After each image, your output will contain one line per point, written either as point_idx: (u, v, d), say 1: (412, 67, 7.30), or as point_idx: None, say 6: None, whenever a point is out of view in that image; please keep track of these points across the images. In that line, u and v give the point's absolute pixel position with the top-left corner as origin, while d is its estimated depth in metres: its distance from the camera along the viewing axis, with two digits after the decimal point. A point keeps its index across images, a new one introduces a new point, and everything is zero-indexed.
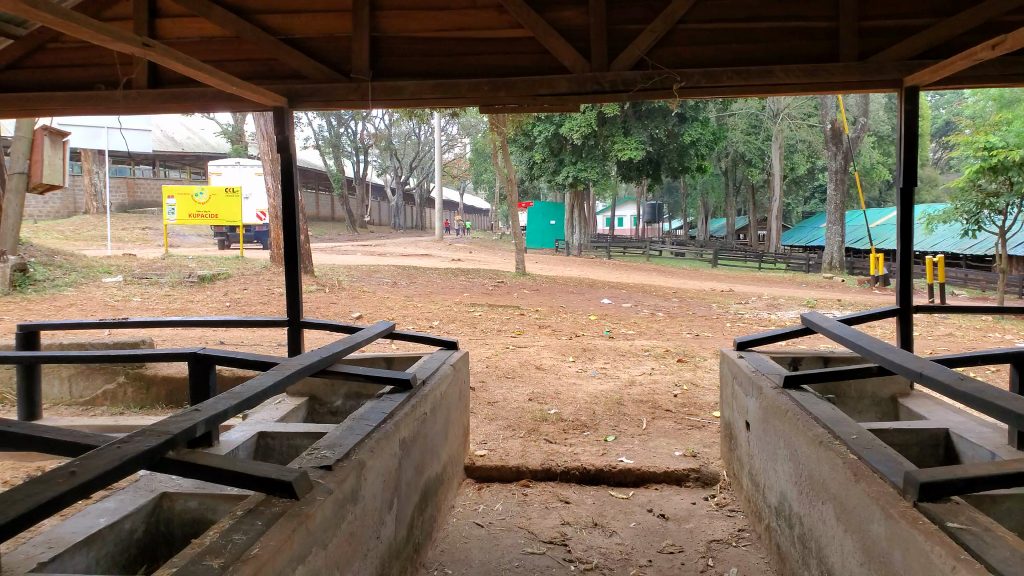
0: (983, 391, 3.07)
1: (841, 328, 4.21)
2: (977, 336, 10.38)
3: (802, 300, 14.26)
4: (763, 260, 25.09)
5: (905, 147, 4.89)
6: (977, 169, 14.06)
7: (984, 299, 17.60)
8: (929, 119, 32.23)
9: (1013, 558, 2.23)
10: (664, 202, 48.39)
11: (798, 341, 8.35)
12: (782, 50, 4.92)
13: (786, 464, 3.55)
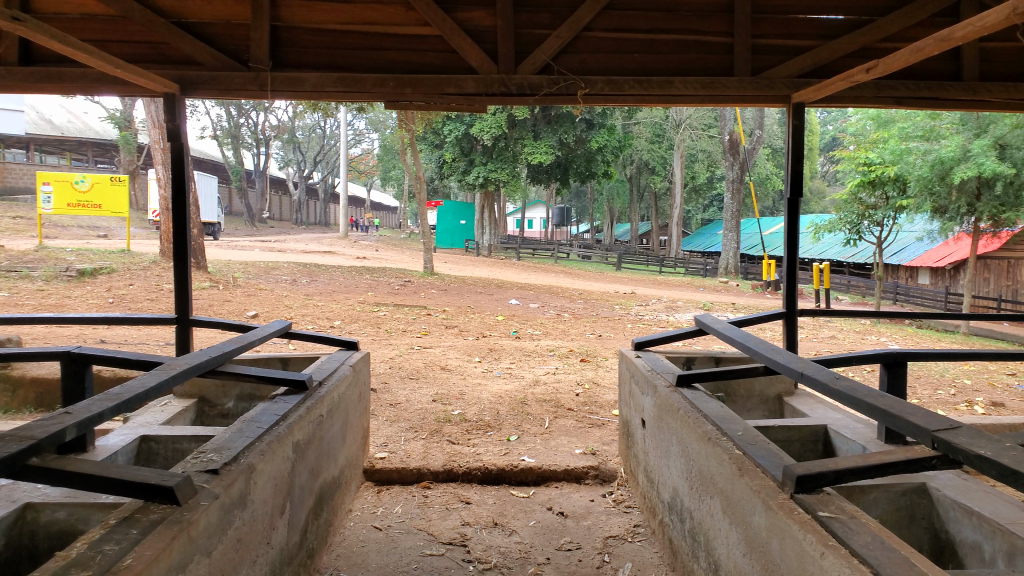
0: (855, 389, 3.28)
1: (731, 329, 4.38)
2: (856, 338, 11.11)
3: (699, 303, 14.84)
4: (664, 264, 25.99)
5: (791, 160, 5.16)
6: (858, 183, 15.06)
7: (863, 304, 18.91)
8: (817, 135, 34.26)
9: (876, 545, 2.42)
10: (573, 206, 49.33)
11: (694, 341, 8.71)
12: (681, 63, 5.09)
13: (678, 461, 3.67)
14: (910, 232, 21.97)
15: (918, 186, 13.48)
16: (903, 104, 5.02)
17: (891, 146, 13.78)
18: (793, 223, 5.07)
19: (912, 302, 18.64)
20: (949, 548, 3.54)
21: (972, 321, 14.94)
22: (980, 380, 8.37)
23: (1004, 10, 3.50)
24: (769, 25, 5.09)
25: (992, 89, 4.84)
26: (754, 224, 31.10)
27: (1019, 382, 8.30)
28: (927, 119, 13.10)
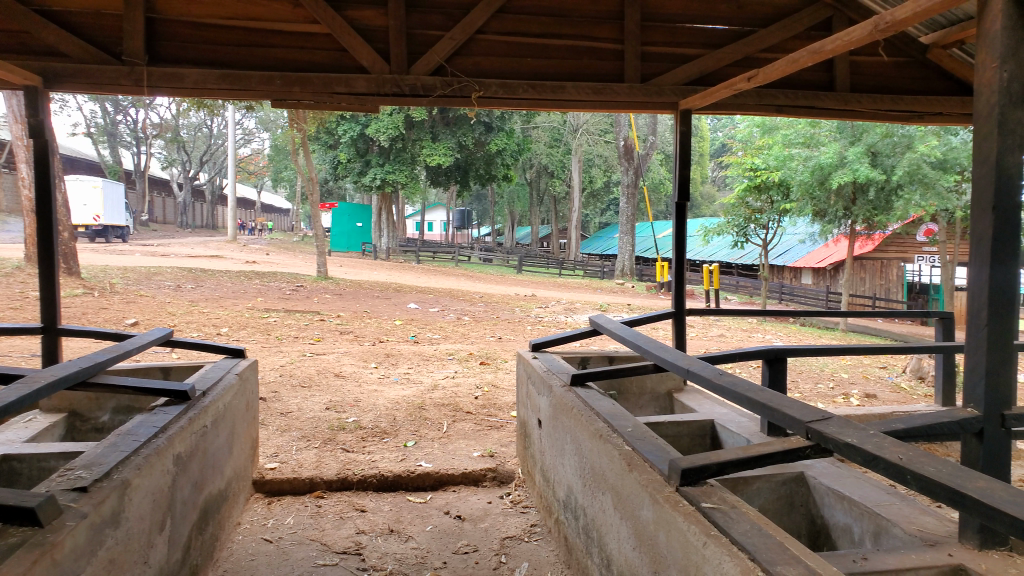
0: (737, 384, 3.43)
1: (624, 329, 4.48)
2: (743, 336, 11.66)
3: (597, 304, 15.18)
4: (564, 267, 26.46)
5: (679, 164, 5.35)
6: (745, 188, 15.90)
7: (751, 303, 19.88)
8: (709, 142, 35.76)
9: (752, 532, 2.54)
10: (474, 209, 49.46)
11: (590, 341, 8.90)
12: (573, 68, 5.18)
13: (572, 459, 3.73)
14: (794, 235, 23.23)
15: (800, 190, 14.29)
16: (782, 113, 5.28)
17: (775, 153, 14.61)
18: (681, 225, 5.25)
19: (796, 301, 19.74)
20: (824, 532, 3.75)
21: (848, 318, 15.97)
22: (855, 373, 8.94)
23: (868, 26, 3.77)
24: (658, 33, 5.25)
25: (861, 100, 5.17)
26: (649, 228, 32.11)
27: (888, 375, 8.93)
28: (807, 128, 14.08)
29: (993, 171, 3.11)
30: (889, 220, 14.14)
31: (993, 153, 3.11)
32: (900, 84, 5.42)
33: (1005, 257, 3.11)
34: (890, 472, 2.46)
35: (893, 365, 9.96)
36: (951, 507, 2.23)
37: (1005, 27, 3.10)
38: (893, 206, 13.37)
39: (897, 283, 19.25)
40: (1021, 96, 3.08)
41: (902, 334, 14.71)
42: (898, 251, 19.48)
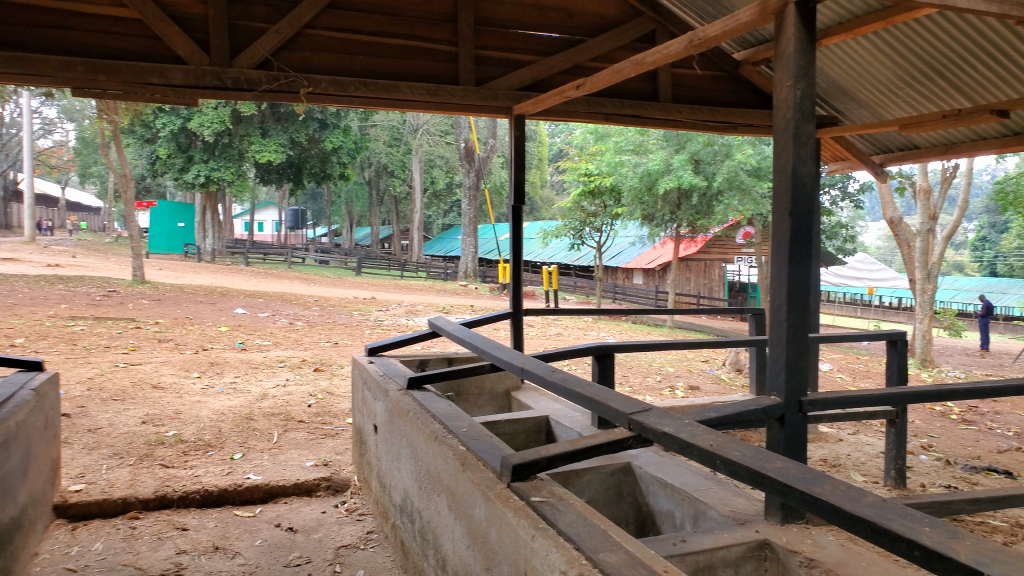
0: (567, 380, 3.55)
1: (462, 330, 4.50)
2: (578, 334, 12.13)
3: (437, 306, 15.20)
4: (405, 269, 26.31)
5: (515, 167, 5.45)
6: (581, 192, 16.53)
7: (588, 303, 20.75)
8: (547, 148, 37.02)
9: (578, 522, 2.64)
10: (309, 209, 47.94)
11: (428, 344, 8.90)
12: (408, 68, 5.14)
13: (407, 462, 3.69)
14: (626, 238, 24.49)
15: (631, 196, 15.09)
16: (610, 120, 5.53)
17: (605, 158, 15.38)
18: (516, 228, 5.35)
19: (627, 300, 20.94)
20: (649, 519, 3.96)
21: (675, 316, 17.10)
22: (680, 367, 9.55)
23: (683, 41, 4.04)
24: (491, 38, 5.34)
25: (682, 110, 5.51)
26: (490, 230, 32.60)
27: (710, 367, 9.62)
28: (636, 135, 14.86)
29: (790, 179, 3.42)
30: (710, 224, 15.27)
31: (789, 163, 3.42)
32: (716, 96, 5.81)
33: (801, 258, 3.43)
34: (702, 457, 2.63)
35: (713, 358, 10.75)
36: (753, 487, 2.43)
37: (798, 49, 3.42)
38: (714, 211, 14.43)
39: (719, 282, 20.81)
40: (811, 112, 3.42)
41: (722, 330, 15.92)
42: (718, 253, 21.06)
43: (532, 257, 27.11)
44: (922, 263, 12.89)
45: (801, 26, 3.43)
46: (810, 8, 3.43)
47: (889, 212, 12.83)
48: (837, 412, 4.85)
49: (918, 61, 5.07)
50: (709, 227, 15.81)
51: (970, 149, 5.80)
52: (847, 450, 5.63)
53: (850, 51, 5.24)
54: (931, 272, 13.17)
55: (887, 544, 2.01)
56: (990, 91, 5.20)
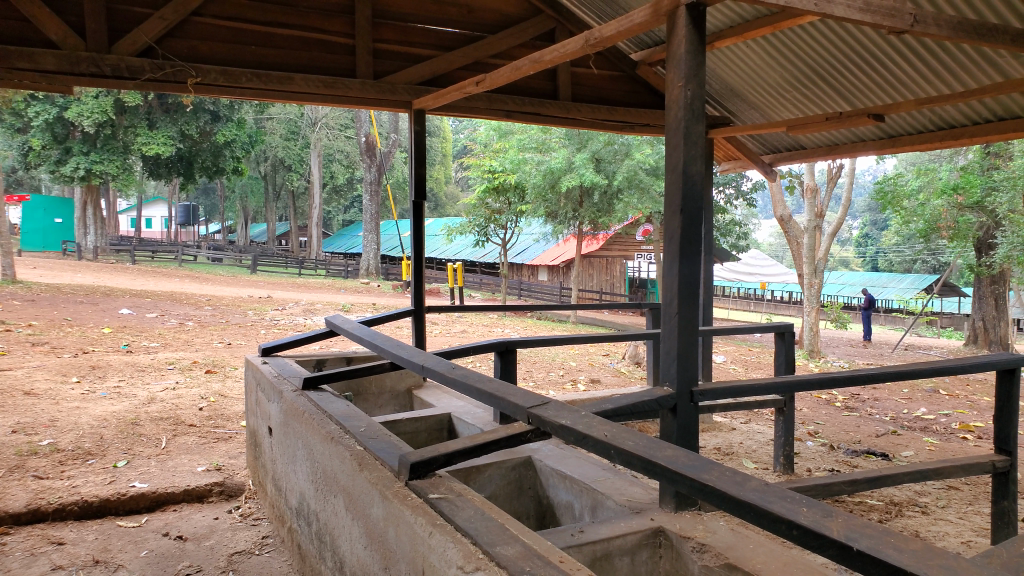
0: (467, 376, 3.54)
1: (360, 328, 4.41)
2: (483, 331, 12.17)
3: (337, 304, 14.91)
4: (303, 266, 25.72)
5: (415, 162, 5.40)
6: (485, 189, 16.58)
7: (494, 300, 20.86)
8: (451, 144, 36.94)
9: (476, 517, 2.65)
10: (202, 205, 45.97)
11: (326, 343, 8.76)
12: (303, 60, 5.01)
13: (303, 464, 3.60)
14: (530, 235, 24.74)
15: (534, 193, 15.28)
16: (511, 117, 5.56)
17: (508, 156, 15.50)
18: (418, 224, 5.31)
19: (533, 297, 21.21)
20: (549, 511, 4.02)
21: (577, 311, 17.41)
22: (582, 361, 9.73)
23: (580, 40, 4.11)
24: (389, 31, 5.26)
25: (582, 109, 5.59)
26: (394, 226, 32.22)
27: (611, 361, 9.86)
28: (539, 133, 15.07)
29: (681, 176, 3.54)
30: (611, 222, 15.63)
31: (681, 161, 3.54)
32: (615, 96, 5.94)
33: (690, 253, 3.56)
34: (597, 448, 2.69)
35: (613, 352, 11.02)
36: (646, 476, 2.49)
37: (689, 50, 3.54)
38: (614, 209, 14.81)
39: (620, 279, 21.32)
40: (701, 111, 3.54)
41: (623, 324, 16.37)
42: (620, 249, 21.58)
43: (437, 253, 26.93)
44: (809, 259, 13.61)
45: (692, 28, 3.54)
46: (700, 11, 3.56)
47: (778, 210, 13.45)
48: (730, 402, 5.07)
49: (802, 65, 5.34)
50: (610, 224, 16.18)
51: (849, 151, 6.17)
52: (739, 438, 5.87)
53: (740, 54, 5.47)
54: (816, 267, 14.06)
55: (767, 525, 2.11)
56: (866, 97, 5.54)
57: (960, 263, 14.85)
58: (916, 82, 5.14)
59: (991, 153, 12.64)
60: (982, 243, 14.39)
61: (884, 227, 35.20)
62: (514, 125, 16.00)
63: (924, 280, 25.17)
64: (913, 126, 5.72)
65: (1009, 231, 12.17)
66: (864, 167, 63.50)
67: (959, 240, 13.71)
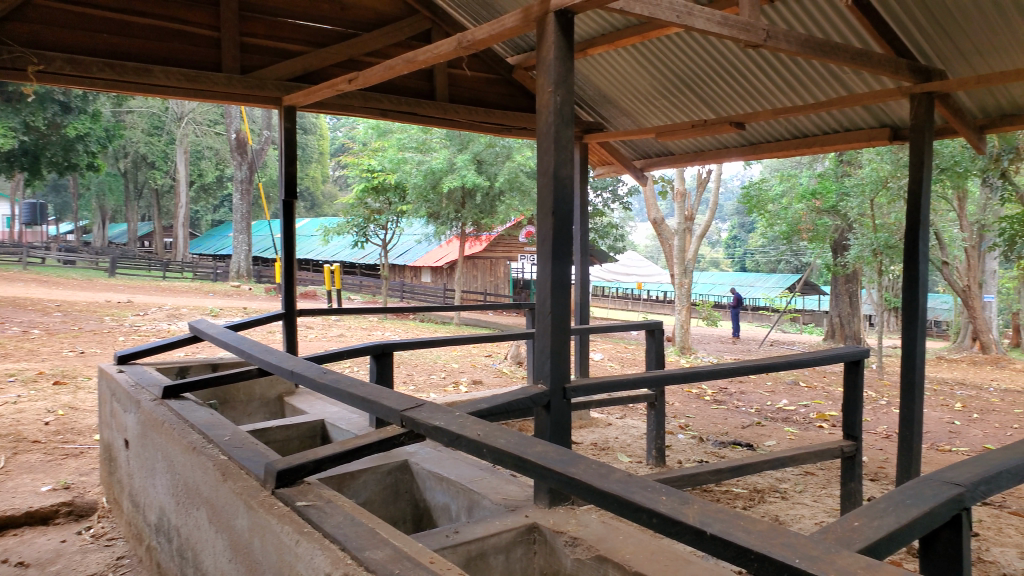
0: (339, 380, 3.46)
1: (226, 334, 4.23)
2: (361, 335, 11.96)
3: (205, 309, 14.24)
4: (168, 269, 24.49)
5: (287, 161, 5.24)
6: (363, 189, 16.33)
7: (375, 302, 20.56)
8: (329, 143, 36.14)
9: (345, 523, 2.59)
10: (53, 203, 42.67)
11: (192, 350, 8.39)
12: (163, 51, 4.76)
13: (162, 477, 3.41)
14: (412, 236, 24.57)
15: (415, 194, 15.20)
16: (387, 117, 5.48)
17: (386, 154, 15.38)
18: (289, 225, 5.15)
19: (415, 299, 21.43)
20: (426, 514, 4.00)
21: (460, 313, 17.93)
22: (463, 363, 9.76)
23: (454, 42, 4.11)
24: (257, 24, 5.10)
25: (458, 110, 5.60)
26: (269, 226, 31.11)
27: (493, 361, 9.96)
28: (419, 134, 15.03)
29: (552, 179, 3.61)
30: (493, 223, 15.78)
31: (551, 164, 3.61)
32: (491, 99, 5.99)
33: (560, 254, 3.64)
34: (470, 447, 2.69)
35: (495, 352, 11.13)
36: (517, 472, 2.52)
37: (557, 57, 3.62)
38: (497, 211, 15.00)
39: (504, 279, 21.64)
40: (570, 116, 3.63)
41: (506, 325, 16.56)
42: (504, 251, 21.79)
43: (314, 255, 26.16)
44: (680, 260, 14.23)
45: (561, 35, 3.63)
46: (568, 19, 3.65)
47: (653, 213, 13.97)
48: (604, 399, 5.22)
49: (670, 75, 5.59)
50: (491, 225, 16.32)
51: (713, 158, 6.50)
52: (615, 433, 6.04)
53: (612, 61, 5.66)
54: (687, 267, 14.70)
55: (629, 515, 2.17)
56: (730, 107, 5.85)
57: (817, 263, 15.94)
58: (774, 94, 5.48)
59: (844, 161, 13.69)
60: (836, 245, 15.51)
61: (751, 229, 37.31)
62: (393, 125, 15.92)
63: (787, 279, 26.84)
64: (773, 134, 6.10)
65: (859, 233, 13.10)
66: (732, 173, 67.15)
67: (817, 242, 14.67)
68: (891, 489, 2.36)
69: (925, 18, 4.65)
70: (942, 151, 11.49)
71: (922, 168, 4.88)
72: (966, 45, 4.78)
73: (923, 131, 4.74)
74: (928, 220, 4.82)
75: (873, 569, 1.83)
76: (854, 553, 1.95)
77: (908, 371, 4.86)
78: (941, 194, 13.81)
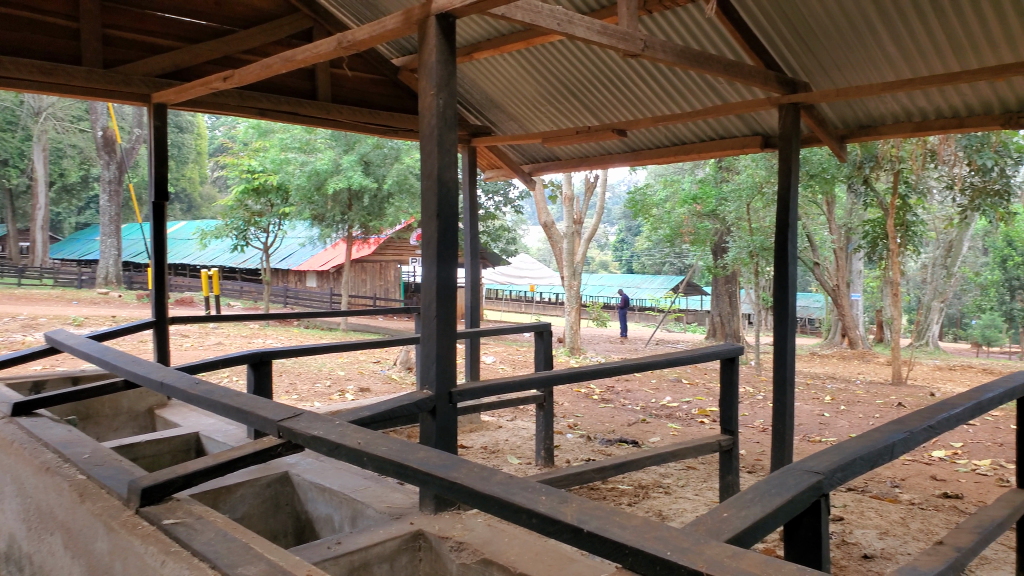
0: (213, 391, 3.29)
1: (87, 344, 3.96)
2: (243, 342, 11.53)
3: (69, 318, 13.33)
4: (25, 275, 22.67)
5: (156, 160, 4.99)
6: (242, 190, 15.80)
7: (257, 308, 19.91)
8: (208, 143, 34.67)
9: (216, 539, 2.47)
10: None
11: (50, 363, 7.84)
12: (15, 42, 4.47)
13: (12, 501, 3.16)
14: (296, 239, 23.90)
15: (299, 196, 14.83)
16: (266, 116, 5.31)
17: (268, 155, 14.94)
18: (159, 228, 4.90)
19: (300, 304, 20.84)
20: (308, 526, 3.89)
21: (348, 318, 17.72)
22: (351, 370, 9.57)
23: (333, 42, 4.02)
24: (121, 17, 4.87)
25: (341, 110, 5.48)
26: (141, 229, 29.42)
27: (381, 367, 9.83)
28: (302, 133, 14.69)
29: (435, 182, 3.58)
30: (382, 226, 15.63)
31: (435, 167, 3.58)
32: (377, 100, 5.91)
33: (445, 256, 3.62)
34: (350, 456, 2.59)
35: (384, 358, 11.01)
36: (398, 479, 2.43)
37: (439, 60, 3.60)
38: (386, 213, 14.89)
39: (394, 283, 21.45)
40: (453, 120, 3.62)
41: (397, 330, 16.40)
42: (394, 254, 21.56)
43: (190, 261, 24.96)
44: (569, 262, 14.52)
45: (442, 39, 3.61)
46: (449, 22, 3.63)
47: (543, 216, 14.15)
48: (494, 402, 5.22)
49: (554, 80, 5.68)
50: (379, 229, 16.15)
51: (598, 163, 6.64)
52: (505, 436, 6.08)
53: (497, 66, 5.70)
54: (576, 269, 14.97)
55: (510, 516, 2.12)
56: (612, 114, 6.00)
57: (699, 265, 16.63)
58: (654, 102, 5.66)
59: (722, 167, 14.30)
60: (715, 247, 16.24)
61: (637, 233, 38.57)
62: (274, 125, 15.52)
63: (671, 280, 27.92)
64: (654, 141, 6.30)
65: (737, 236, 13.73)
66: (618, 178, 69.31)
67: (699, 245, 15.27)
68: (761, 477, 2.42)
69: (790, 31, 4.93)
70: (811, 158, 12.22)
71: (790, 175, 5.16)
72: (827, 59, 5.11)
73: (790, 140, 5.01)
74: (797, 223, 5.10)
75: (740, 556, 1.83)
76: (722, 542, 1.94)
77: (779, 367, 5.12)
78: (809, 200, 14.73)
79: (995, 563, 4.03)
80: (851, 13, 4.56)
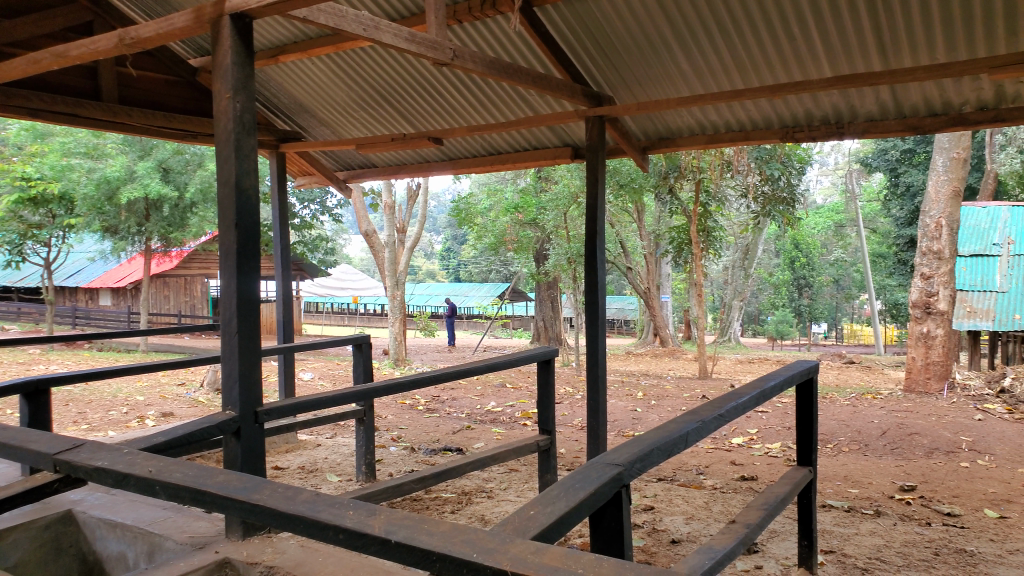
0: None
1: None
2: (20, 370, 10.33)
3: None
4: None
5: None
6: (16, 200, 14.13)
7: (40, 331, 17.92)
8: None
9: None
10: None
11: None
12: None
13: None
14: (84, 255, 22.21)
15: (87, 206, 13.71)
16: (39, 117, 4.80)
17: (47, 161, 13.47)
18: None
19: (92, 325, 19.09)
20: (97, 567, 3.54)
21: (147, 338, 16.45)
22: (151, 395, 8.85)
23: (113, 38, 3.71)
24: None
25: (131, 113, 5.07)
26: None
27: (186, 390, 9.16)
28: (89, 137, 13.44)
29: (233, 189, 3.39)
30: (184, 237, 14.98)
31: (233, 173, 3.39)
32: (172, 102, 5.55)
33: (245, 268, 3.44)
34: (140, 487, 2.32)
35: (189, 380, 10.28)
36: (194, 507, 2.19)
37: (235, 62, 3.42)
38: (189, 224, 14.40)
39: (201, 299, 20.22)
40: (252, 125, 3.46)
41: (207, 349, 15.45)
42: (201, 267, 20.27)
43: None
44: (392, 272, 14.37)
45: (238, 40, 3.43)
46: (246, 23, 3.46)
47: (364, 225, 13.88)
48: (312, 419, 5.01)
49: (369, 85, 5.60)
50: (182, 241, 15.37)
51: (416, 171, 6.64)
52: (324, 454, 5.87)
53: (308, 70, 5.54)
54: (398, 279, 14.84)
55: (317, 535, 1.95)
56: (428, 123, 6.01)
57: (521, 272, 17.12)
58: (468, 112, 5.73)
59: (540, 178, 14.76)
60: (536, 254, 16.73)
61: (463, 241, 39.01)
62: (53, 128, 14.08)
63: (497, 288, 28.53)
64: (472, 150, 6.39)
65: (556, 244, 14.31)
66: (442, 186, 69.74)
67: (521, 252, 15.80)
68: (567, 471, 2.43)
69: (594, 47, 5.20)
70: (621, 169, 13.03)
71: (597, 184, 5.41)
72: (628, 76, 5.44)
73: (596, 150, 5.26)
74: (604, 230, 5.34)
75: (542, 551, 1.77)
76: (529, 540, 1.89)
77: (592, 367, 5.35)
78: (621, 209, 15.61)
79: (783, 534, 4.46)
80: (648, 31, 4.90)
